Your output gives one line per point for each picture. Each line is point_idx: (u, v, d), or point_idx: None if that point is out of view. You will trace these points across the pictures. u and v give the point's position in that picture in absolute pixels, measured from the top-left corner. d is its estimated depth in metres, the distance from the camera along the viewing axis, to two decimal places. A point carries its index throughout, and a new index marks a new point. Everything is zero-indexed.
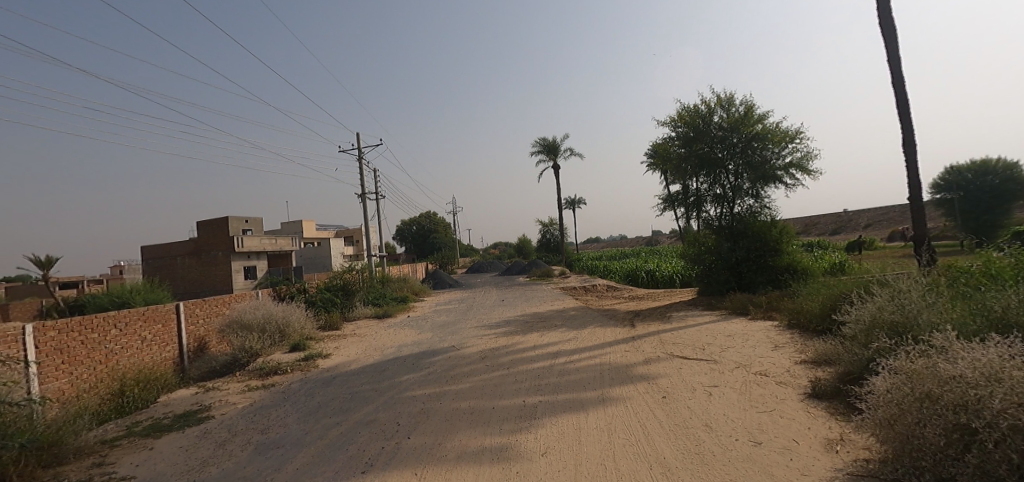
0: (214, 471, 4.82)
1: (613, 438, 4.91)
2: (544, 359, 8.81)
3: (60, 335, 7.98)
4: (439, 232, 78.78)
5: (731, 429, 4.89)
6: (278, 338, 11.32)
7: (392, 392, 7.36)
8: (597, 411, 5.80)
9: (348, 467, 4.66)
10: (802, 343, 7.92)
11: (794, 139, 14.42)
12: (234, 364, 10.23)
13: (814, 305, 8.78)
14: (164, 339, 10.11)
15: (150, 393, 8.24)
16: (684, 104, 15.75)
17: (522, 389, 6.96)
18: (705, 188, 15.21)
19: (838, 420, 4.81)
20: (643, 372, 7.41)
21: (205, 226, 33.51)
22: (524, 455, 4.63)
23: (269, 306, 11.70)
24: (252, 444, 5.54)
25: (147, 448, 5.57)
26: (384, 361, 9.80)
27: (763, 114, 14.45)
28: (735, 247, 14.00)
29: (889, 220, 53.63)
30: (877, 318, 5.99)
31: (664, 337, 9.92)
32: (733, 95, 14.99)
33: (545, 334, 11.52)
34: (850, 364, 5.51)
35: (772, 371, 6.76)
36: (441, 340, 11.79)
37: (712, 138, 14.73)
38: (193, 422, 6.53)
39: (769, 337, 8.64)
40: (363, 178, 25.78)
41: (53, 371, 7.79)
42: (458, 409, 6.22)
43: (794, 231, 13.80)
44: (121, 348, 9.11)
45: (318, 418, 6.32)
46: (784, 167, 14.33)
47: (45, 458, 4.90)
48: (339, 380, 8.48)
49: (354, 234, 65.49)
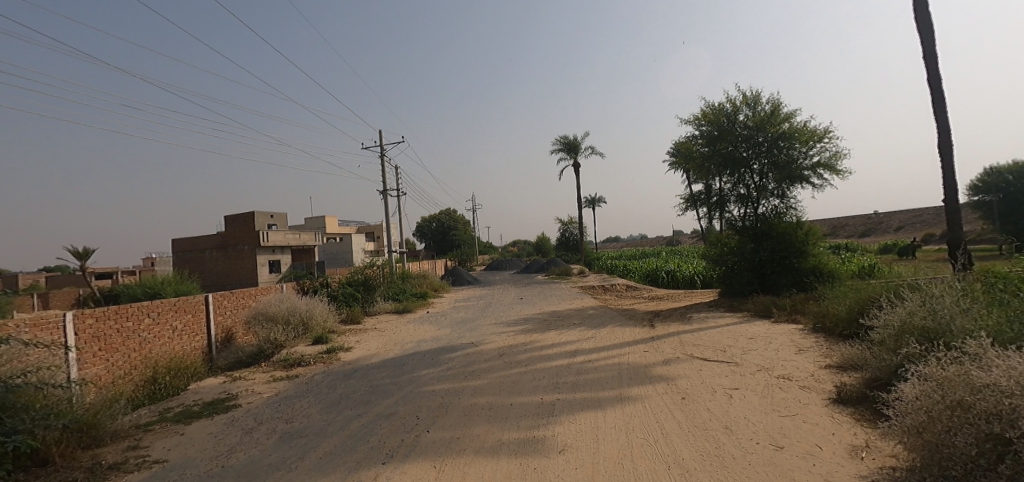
0: (242, 457, 4.98)
1: (631, 438, 4.91)
2: (562, 357, 8.83)
3: (97, 323, 8.30)
4: (458, 229, 79.23)
5: (752, 432, 4.83)
6: (302, 331, 11.59)
7: (412, 386, 7.47)
8: (615, 410, 5.81)
9: (368, 458, 4.77)
10: (827, 348, 7.77)
11: (822, 138, 14.10)
12: (259, 355, 10.46)
13: (840, 309, 8.58)
14: (194, 329, 10.42)
15: (180, 381, 8.53)
16: (708, 102, 15.54)
17: (540, 387, 7.00)
18: (728, 188, 14.98)
19: (865, 426, 4.71)
20: (662, 373, 7.35)
21: (233, 220, 34.36)
22: (544, 451, 4.69)
23: (294, 299, 12.00)
24: (278, 433, 5.69)
25: (178, 434, 5.77)
26: (403, 355, 9.96)
27: (790, 113, 14.17)
28: (759, 248, 13.75)
29: (924, 222, 51.82)
30: (906, 323, 5.84)
31: (684, 338, 9.82)
32: (759, 94, 14.76)
33: (563, 333, 11.54)
34: (878, 370, 5.40)
35: (795, 375, 6.65)
36: (460, 336, 11.91)
37: (737, 137, 14.49)
38: (221, 409, 6.75)
39: (792, 341, 8.48)
40: (385, 175, 26.15)
41: (91, 357, 8.10)
42: (476, 405, 6.29)
43: (820, 233, 13.51)
44: (154, 337, 9.41)
45: (340, 410, 6.46)
46: (810, 167, 14.03)
47: (84, 440, 5.13)
48: (360, 373, 8.62)
49: (375, 231, 66.37)
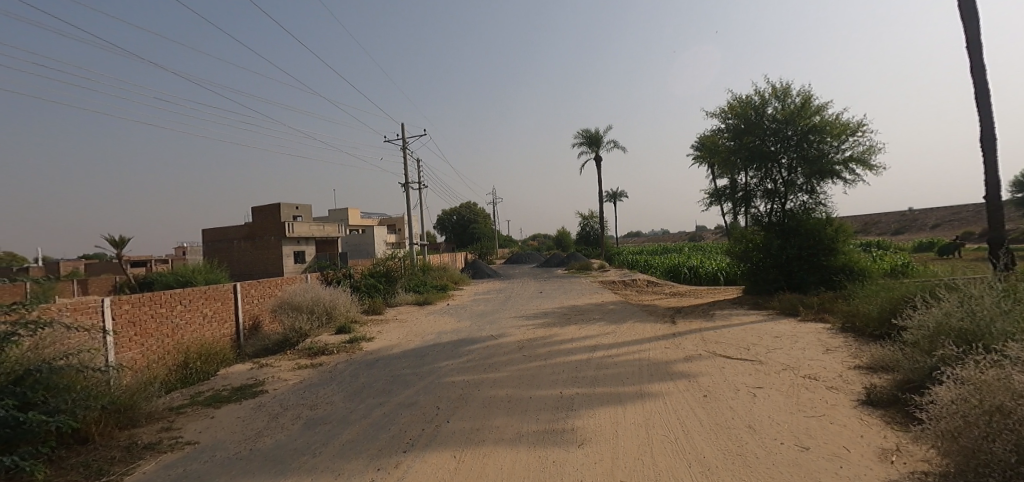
0: (269, 441, 5.11)
1: (651, 434, 4.88)
2: (582, 352, 8.82)
3: (133, 308, 8.60)
4: (479, 222, 79.48)
5: (775, 432, 4.75)
6: (325, 320, 11.82)
7: (433, 377, 7.55)
8: (635, 406, 5.77)
9: (390, 446, 4.84)
10: (856, 348, 7.56)
11: (856, 132, 13.68)
12: (285, 343, 10.71)
13: (871, 309, 8.34)
14: (223, 316, 10.72)
15: (210, 367, 8.80)
16: (735, 95, 15.23)
17: (559, 380, 6.99)
18: (755, 182, 14.69)
19: (895, 430, 4.58)
20: (683, 370, 7.28)
21: (260, 211, 35.12)
22: (564, 444, 4.69)
23: (319, 290, 12.23)
24: (302, 419, 5.83)
25: (209, 417, 5.96)
26: (424, 347, 10.07)
27: (821, 105, 13.77)
28: (786, 244, 13.43)
29: (961, 220, 49.88)
30: (942, 324, 5.64)
31: (707, 335, 9.69)
32: (789, 86, 14.38)
33: (583, 327, 11.50)
34: (911, 372, 5.24)
35: (822, 375, 6.51)
36: (479, 329, 11.98)
37: (765, 131, 14.15)
38: (249, 394, 6.94)
39: (819, 340, 8.29)
40: (408, 168, 26.37)
41: (127, 341, 8.41)
42: (495, 397, 6.32)
43: (851, 230, 13.12)
44: (186, 323, 9.70)
45: (362, 398, 6.57)
46: (842, 162, 13.63)
47: (122, 420, 5.35)
48: (381, 363, 8.76)
49: (397, 223, 67.08)
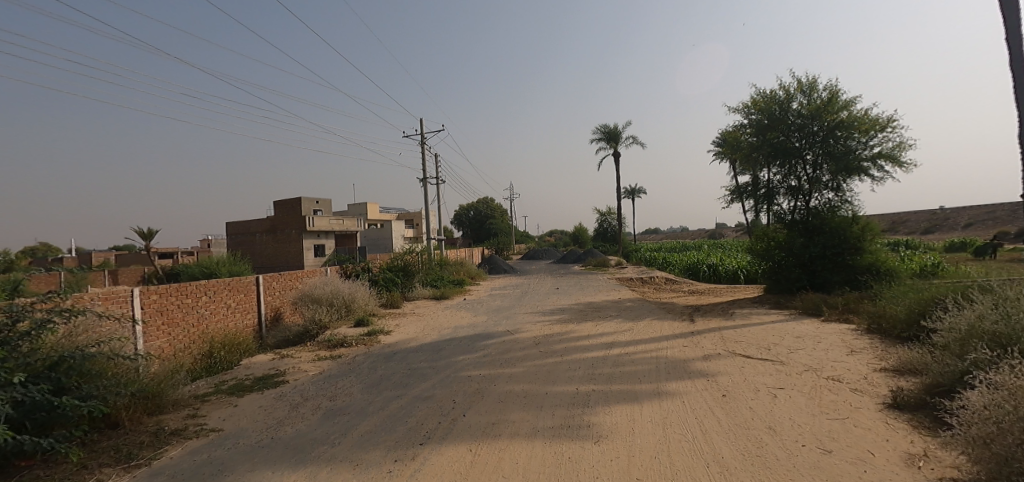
0: (290, 430, 5.21)
1: (669, 433, 4.84)
2: (598, 348, 8.78)
3: (161, 298, 8.82)
4: (496, 218, 79.59)
5: (797, 434, 4.66)
6: (344, 312, 11.98)
7: (449, 371, 7.59)
8: (653, 404, 5.73)
9: (407, 438, 4.88)
10: (882, 350, 7.38)
11: (885, 127, 13.30)
12: (306, 335, 10.89)
13: (899, 310, 8.12)
14: (246, 308, 10.94)
15: (234, 357, 9.00)
16: (759, 89, 14.94)
17: (575, 377, 6.97)
18: (778, 179, 14.42)
19: (923, 434, 4.46)
20: (702, 369, 7.19)
21: (281, 205, 35.71)
22: (580, 440, 4.68)
23: (338, 283, 12.40)
24: (322, 409, 5.92)
25: (233, 405, 6.10)
26: (441, 341, 10.13)
27: (849, 100, 13.42)
28: (810, 243, 13.15)
29: (996, 220, 48.15)
30: (975, 327, 5.47)
31: (726, 334, 9.55)
32: (816, 80, 14.05)
33: (599, 324, 11.45)
34: (940, 375, 5.10)
35: (846, 376, 6.37)
36: (496, 324, 12.02)
37: (789, 126, 13.85)
38: (271, 384, 7.08)
39: (843, 341, 8.10)
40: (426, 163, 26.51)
41: (155, 330, 8.64)
42: (512, 392, 6.33)
43: (879, 229, 12.77)
44: (211, 314, 9.92)
45: (380, 390, 6.65)
46: (870, 158, 13.27)
47: (150, 406, 5.50)
48: (399, 356, 8.84)
49: (415, 218, 67.57)
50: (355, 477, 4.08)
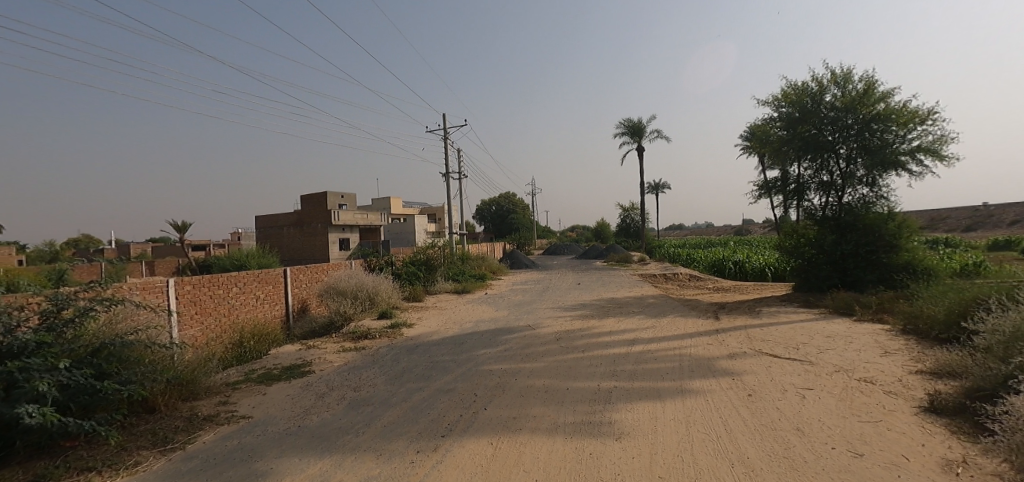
0: (316, 419, 5.31)
1: (692, 431, 4.77)
2: (620, 345, 8.70)
3: (194, 289, 9.08)
4: (518, 213, 79.57)
5: (827, 436, 4.54)
6: (368, 305, 12.14)
7: (471, 364, 7.63)
8: (676, 402, 5.65)
9: (429, 430, 4.92)
10: (918, 352, 7.12)
11: (925, 120, 12.78)
12: (331, 326, 11.09)
13: (937, 311, 7.81)
14: (274, 299, 11.19)
15: (263, 347, 9.22)
16: (790, 82, 14.53)
17: (597, 373, 6.93)
18: (809, 174, 14.05)
19: (962, 440, 4.29)
20: (727, 367, 7.07)
21: (307, 199, 36.39)
22: (601, 437, 4.65)
23: (362, 276, 12.58)
24: (347, 399, 6.03)
25: (262, 393, 6.25)
26: (463, 334, 10.19)
27: (887, 92, 12.92)
28: (842, 240, 12.76)
29: None
30: (1020, 330, 5.22)
31: (752, 332, 9.36)
32: (851, 71, 13.58)
33: (621, 320, 11.36)
34: (982, 379, 4.89)
35: (879, 379, 6.17)
36: (517, 319, 12.03)
37: (822, 119, 13.44)
38: (297, 374, 7.23)
39: (876, 342, 7.85)
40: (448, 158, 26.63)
41: (188, 320, 8.91)
42: (533, 387, 6.32)
43: (916, 226, 12.30)
44: (241, 304, 10.18)
45: (403, 382, 6.72)
46: (908, 152, 12.77)
47: (184, 392, 5.68)
48: (421, 349, 8.93)
49: (437, 213, 68.10)
50: (377, 466, 4.14)
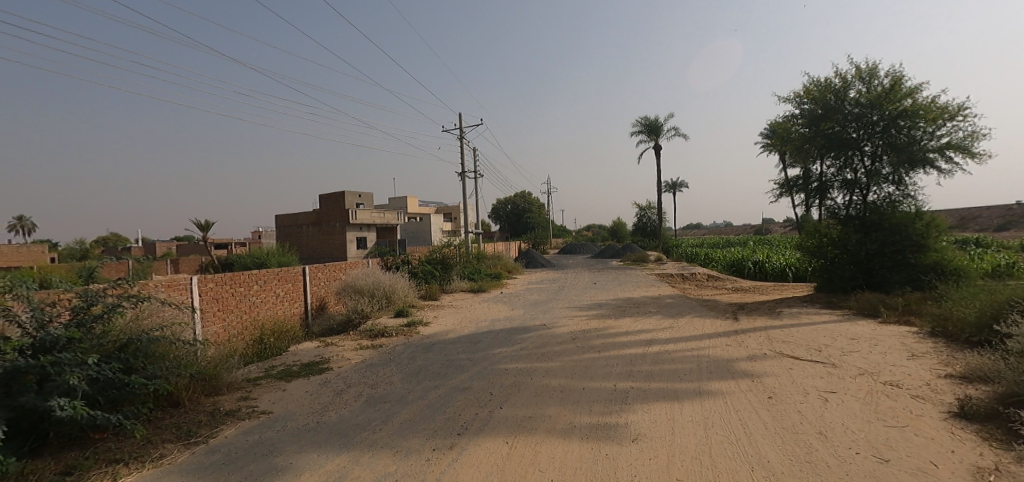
0: (334, 416, 5.36)
1: (710, 433, 4.69)
2: (637, 345, 8.62)
3: (217, 286, 9.25)
4: (534, 212, 79.49)
5: (851, 441, 4.42)
6: (385, 303, 12.22)
7: (487, 363, 7.63)
8: (694, 403, 5.56)
9: (445, 428, 4.93)
10: (947, 355, 6.91)
11: (955, 116, 12.42)
12: (348, 324, 11.20)
13: (968, 313, 7.57)
14: (293, 297, 11.34)
15: (283, 343, 9.34)
16: (813, 78, 14.25)
17: (613, 373, 6.86)
18: (832, 172, 13.75)
19: (993, 447, 4.15)
20: (747, 369, 6.95)
21: (326, 198, 36.85)
22: (617, 438, 4.60)
23: (380, 274, 12.68)
24: (364, 396, 6.07)
25: (282, 389, 6.33)
26: (479, 333, 10.19)
27: (915, 87, 12.58)
28: (866, 240, 12.46)
29: None
30: None
31: (773, 333, 9.19)
32: (877, 66, 13.25)
33: (638, 320, 11.26)
34: (1015, 384, 4.72)
35: (906, 382, 5.99)
36: (533, 318, 12.01)
37: (846, 116, 13.14)
38: (316, 371, 7.30)
39: (903, 345, 7.63)
40: (465, 157, 26.73)
41: (211, 317, 9.08)
42: (549, 386, 6.29)
43: (945, 225, 11.95)
44: (262, 302, 10.34)
45: (419, 380, 6.75)
46: (937, 149, 12.41)
47: (207, 388, 5.78)
48: (437, 347, 8.96)
49: (454, 212, 68.42)
50: (394, 463, 4.15)
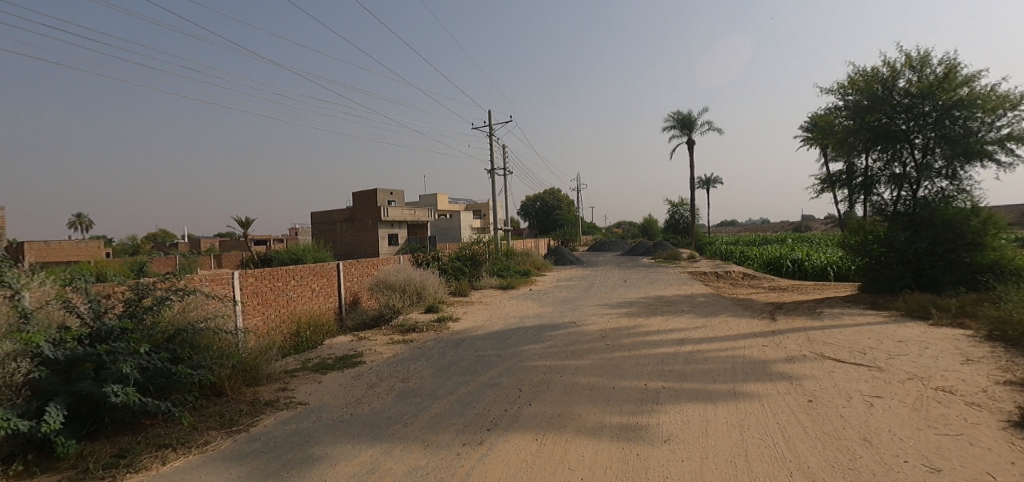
0: (366, 408, 5.44)
1: (746, 436, 4.53)
2: (669, 345, 8.43)
3: (256, 281, 9.53)
4: (563, 209, 79.08)
5: (898, 448, 4.19)
6: (416, 299, 12.35)
7: (516, 360, 7.61)
8: (728, 405, 5.39)
9: (474, 423, 4.93)
10: (1005, 360, 6.49)
11: (1016, 105, 11.67)
12: (380, 319, 11.37)
13: None
14: (328, 292, 11.58)
15: (319, 337, 9.57)
16: (858, 68, 13.62)
17: (644, 373, 6.73)
18: (879, 166, 13.13)
19: None
20: (785, 371, 6.69)
21: (358, 196, 37.56)
22: (649, 438, 4.50)
23: (410, 270, 12.81)
24: (395, 390, 6.14)
25: (317, 381, 6.47)
26: (508, 330, 10.18)
27: (970, 75, 11.88)
28: (916, 238, 11.85)
29: None
30: None
31: (813, 335, 8.84)
32: (928, 54, 12.57)
33: (670, 319, 11.03)
34: None
35: (959, 388, 5.66)
36: (562, 315, 11.92)
37: (894, 107, 12.50)
38: (349, 364, 7.43)
39: (956, 349, 7.21)
40: (494, 154, 26.76)
41: (251, 310, 9.37)
42: (578, 384, 6.22)
43: (1004, 222, 11.25)
44: (298, 297, 10.59)
45: (449, 375, 6.79)
46: (995, 141, 11.69)
47: (248, 378, 5.96)
48: (467, 343, 8.99)
49: (483, 209, 68.74)
50: (425, 457, 4.17)
